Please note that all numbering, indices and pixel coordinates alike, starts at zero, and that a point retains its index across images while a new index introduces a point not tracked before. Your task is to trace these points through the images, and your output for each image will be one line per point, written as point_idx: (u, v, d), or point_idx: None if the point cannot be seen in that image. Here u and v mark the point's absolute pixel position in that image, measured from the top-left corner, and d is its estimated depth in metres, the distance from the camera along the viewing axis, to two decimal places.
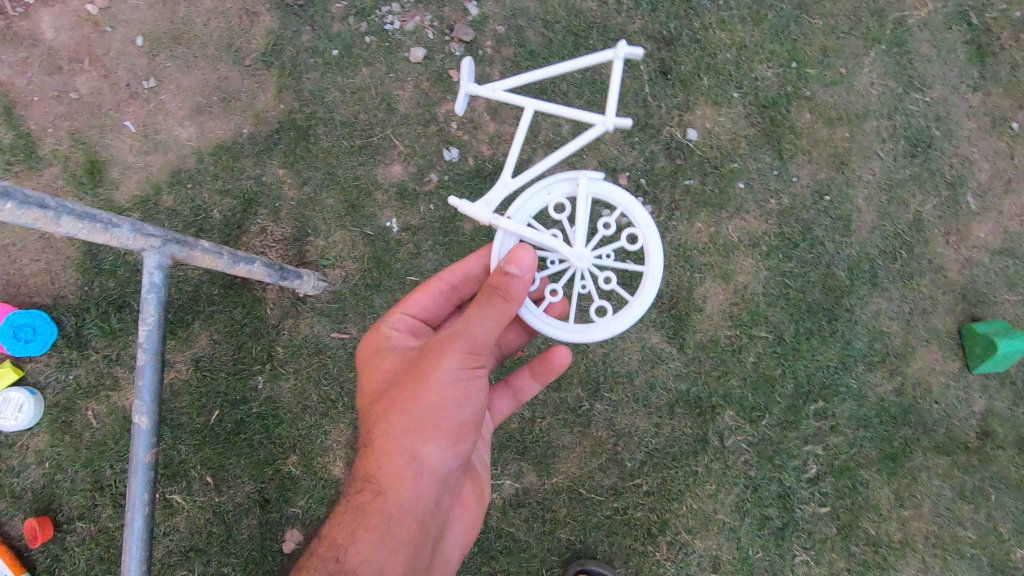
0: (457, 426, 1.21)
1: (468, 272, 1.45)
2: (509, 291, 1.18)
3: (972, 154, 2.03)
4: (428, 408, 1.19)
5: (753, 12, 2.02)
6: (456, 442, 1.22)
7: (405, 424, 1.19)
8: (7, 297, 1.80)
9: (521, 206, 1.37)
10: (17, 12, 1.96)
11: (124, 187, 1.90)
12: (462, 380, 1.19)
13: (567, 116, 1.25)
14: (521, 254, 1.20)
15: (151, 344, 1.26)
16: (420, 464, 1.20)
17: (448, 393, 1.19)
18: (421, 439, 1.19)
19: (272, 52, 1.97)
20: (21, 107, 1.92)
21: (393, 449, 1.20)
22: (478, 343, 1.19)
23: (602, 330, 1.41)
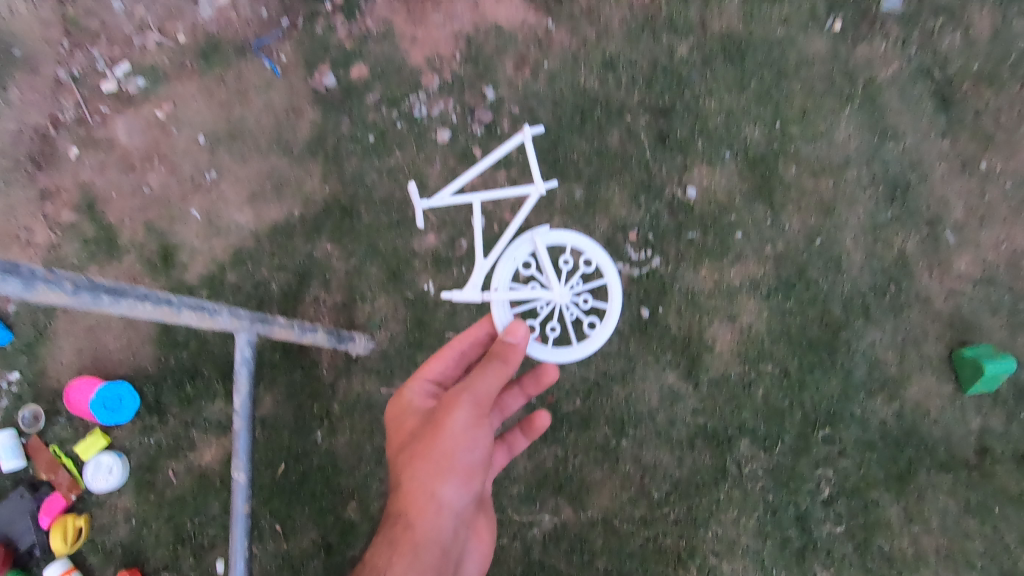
0: (469, 467, 1.43)
1: (476, 339, 1.71)
2: (507, 355, 1.47)
3: (947, 195, 2.24)
4: (445, 452, 1.41)
5: (738, 81, 2.27)
6: (468, 481, 1.43)
7: (428, 468, 1.40)
8: (93, 371, 2.03)
9: (501, 279, 2.06)
10: (96, 120, 2.26)
11: (193, 268, 2.18)
12: (472, 427, 1.43)
13: (503, 198, 2.15)
14: (517, 327, 1.52)
15: (245, 411, 1.57)
16: (439, 502, 1.40)
17: (462, 438, 1.42)
18: (440, 479, 1.40)
19: (318, 142, 2.25)
20: (101, 203, 2.21)
21: (417, 488, 1.40)
22: (483, 397, 1.45)
23: (599, 337, 2.06)
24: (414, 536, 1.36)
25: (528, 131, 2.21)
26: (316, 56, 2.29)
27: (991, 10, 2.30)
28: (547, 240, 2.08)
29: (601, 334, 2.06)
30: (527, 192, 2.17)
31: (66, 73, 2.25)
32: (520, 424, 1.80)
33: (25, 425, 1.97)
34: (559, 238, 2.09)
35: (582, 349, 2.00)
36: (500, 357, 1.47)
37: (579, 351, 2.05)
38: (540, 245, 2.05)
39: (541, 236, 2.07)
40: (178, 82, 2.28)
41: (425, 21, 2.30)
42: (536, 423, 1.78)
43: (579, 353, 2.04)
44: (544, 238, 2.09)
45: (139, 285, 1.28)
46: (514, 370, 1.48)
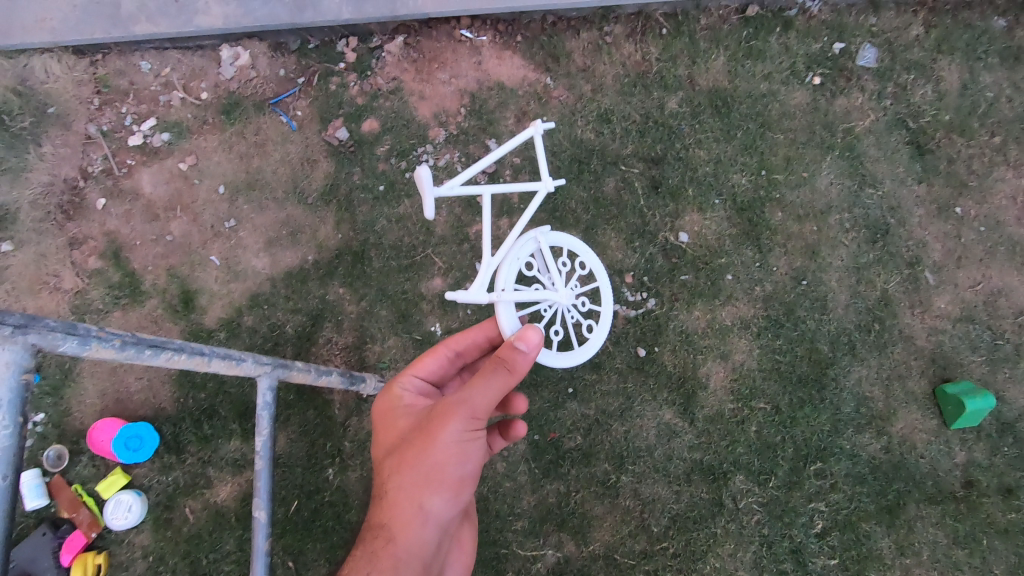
0: (458, 481, 1.41)
1: (472, 341, 1.69)
2: (513, 365, 1.38)
3: (925, 237, 2.32)
4: (435, 465, 1.39)
5: (725, 132, 2.35)
6: (456, 494, 1.42)
7: (414, 479, 1.39)
8: (115, 412, 2.13)
9: (505, 277, 1.70)
10: (122, 172, 2.40)
11: (212, 312, 2.32)
12: (464, 442, 1.39)
13: (518, 190, 1.70)
14: (530, 333, 1.41)
15: (266, 452, 1.68)
16: (425, 515, 1.40)
17: (453, 452, 1.39)
18: (428, 492, 1.39)
19: (330, 191, 2.36)
20: (127, 251, 2.36)
21: (402, 500, 1.39)
22: (478, 410, 1.37)
23: (597, 341, 1.93)
24: (396, 547, 1.38)
25: (539, 124, 1.80)
26: (330, 111, 2.40)
27: (960, 65, 2.36)
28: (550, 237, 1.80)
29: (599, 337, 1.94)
30: (537, 187, 1.77)
31: (95, 128, 2.39)
32: (499, 425, 1.69)
33: (50, 465, 2.06)
34: (562, 240, 1.84)
35: (585, 353, 1.86)
36: (502, 367, 1.38)
37: (580, 355, 1.90)
38: (545, 245, 1.76)
39: (545, 235, 1.78)
40: (201, 136, 2.40)
41: (431, 78, 2.40)
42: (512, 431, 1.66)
43: (580, 357, 1.90)
44: (547, 237, 1.79)
45: (174, 338, 1.47)
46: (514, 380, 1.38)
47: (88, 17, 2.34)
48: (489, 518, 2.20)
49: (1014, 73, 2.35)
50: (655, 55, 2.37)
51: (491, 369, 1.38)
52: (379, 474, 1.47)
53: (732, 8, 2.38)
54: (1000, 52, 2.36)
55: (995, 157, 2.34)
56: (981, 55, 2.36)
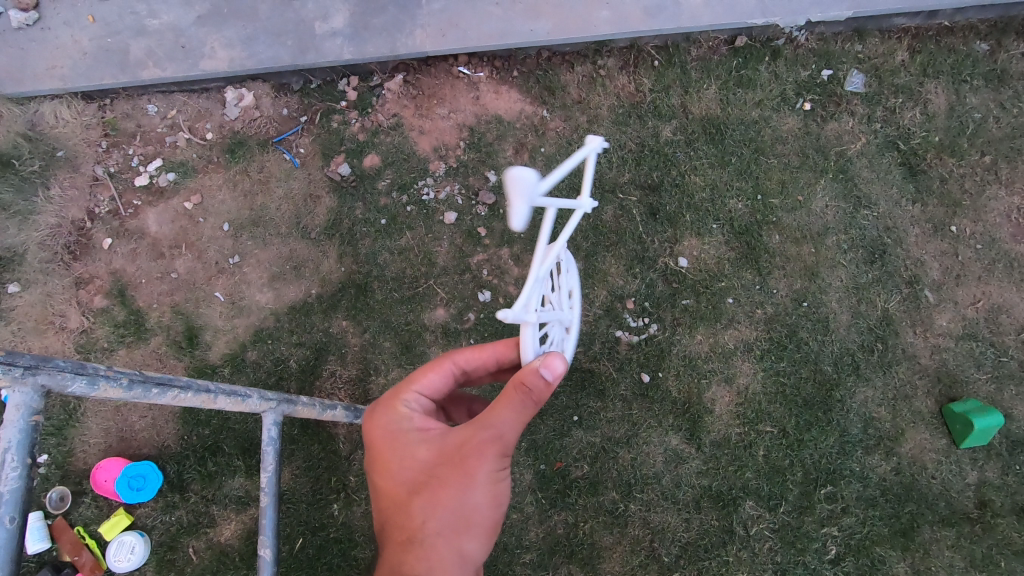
0: (493, 518, 1.43)
1: (479, 357, 1.56)
2: (541, 395, 1.33)
3: (923, 256, 2.34)
4: (473, 506, 1.39)
5: (719, 158, 2.39)
6: (491, 530, 1.44)
7: (452, 524, 1.38)
8: (118, 451, 2.12)
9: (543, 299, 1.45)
10: (128, 213, 2.44)
11: (216, 347, 2.34)
12: (498, 478, 1.40)
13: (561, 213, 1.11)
14: (555, 360, 1.31)
15: (271, 488, 1.67)
16: (462, 558, 1.40)
17: (488, 491, 1.39)
18: (466, 535, 1.40)
19: (333, 226, 2.40)
20: (132, 288, 2.38)
21: (441, 545, 1.39)
22: (509, 444, 1.38)
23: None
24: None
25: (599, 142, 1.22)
26: (333, 148, 2.45)
27: (946, 87, 2.42)
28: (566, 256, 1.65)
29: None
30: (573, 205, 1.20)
31: (102, 170, 2.44)
32: None
33: (53, 506, 2.05)
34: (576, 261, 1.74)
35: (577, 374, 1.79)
36: (527, 398, 1.34)
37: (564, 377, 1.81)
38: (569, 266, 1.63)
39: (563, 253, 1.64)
40: (206, 175, 2.45)
41: (430, 114, 2.46)
42: None
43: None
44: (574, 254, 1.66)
45: (180, 377, 1.49)
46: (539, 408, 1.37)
47: (97, 64, 2.41)
48: (497, 551, 2.18)
49: (1000, 94, 2.41)
50: (648, 86, 2.44)
51: (516, 400, 1.34)
52: (403, 516, 1.42)
53: (721, 39, 2.45)
54: (984, 74, 2.42)
55: (986, 175, 2.38)
56: (966, 77, 2.42)
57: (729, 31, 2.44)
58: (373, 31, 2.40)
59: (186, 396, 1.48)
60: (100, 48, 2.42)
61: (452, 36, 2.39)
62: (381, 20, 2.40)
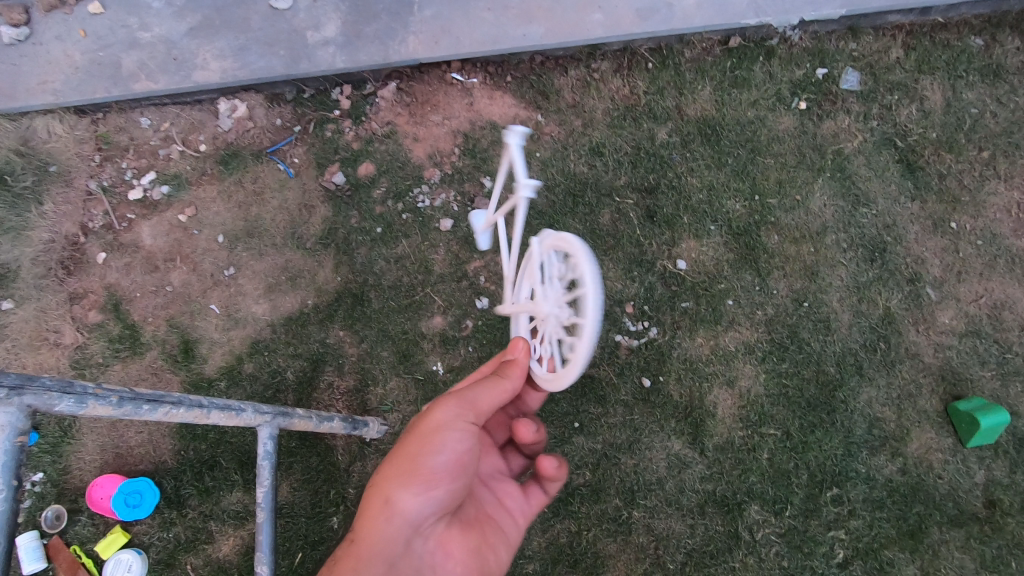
0: (438, 470, 1.33)
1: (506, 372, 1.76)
2: (502, 373, 1.54)
3: (923, 253, 2.32)
4: (411, 451, 1.36)
5: (716, 159, 2.37)
6: (429, 488, 1.32)
7: (392, 466, 1.35)
8: (114, 467, 2.10)
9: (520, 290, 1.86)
10: (122, 226, 2.42)
11: (212, 360, 2.32)
12: (441, 426, 1.37)
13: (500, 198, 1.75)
14: (516, 342, 1.64)
15: (267, 503, 1.65)
16: (393, 506, 1.31)
17: (433, 436, 1.36)
18: (400, 481, 1.32)
19: (328, 235, 2.38)
20: (127, 302, 2.37)
21: (379, 489, 1.35)
22: (462, 401, 1.43)
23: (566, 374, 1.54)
24: (363, 537, 1.31)
25: (516, 132, 1.56)
26: (327, 157, 2.43)
27: (942, 83, 2.40)
28: (545, 243, 1.64)
29: (572, 367, 1.51)
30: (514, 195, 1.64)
31: (96, 184, 2.43)
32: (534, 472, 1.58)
33: (48, 526, 2.02)
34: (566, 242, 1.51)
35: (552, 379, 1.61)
36: (499, 378, 1.54)
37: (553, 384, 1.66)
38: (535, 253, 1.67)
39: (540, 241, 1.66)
40: (199, 187, 2.44)
41: (424, 121, 2.45)
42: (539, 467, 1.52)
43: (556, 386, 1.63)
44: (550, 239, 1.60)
45: (172, 392, 1.47)
46: (505, 385, 1.52)
47: (89, 78, 2.40)
48: None
49: (996, 89, 2.40)
50: (643, 88, 2.43)
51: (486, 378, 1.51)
52: None
53: (715, 40, 2.44)
54: (980, 69, 2.41)
55: (985, 171, 2.36)
56: (962, 73, 2.40)
57: (722, 32, 2.43)
58: (365, 39, 2.39)
59: (179, 412, 1.45)
60: (92, 61, 2.40)
61: (444, 42, 2.38)
62: (373, 28, 2.39)
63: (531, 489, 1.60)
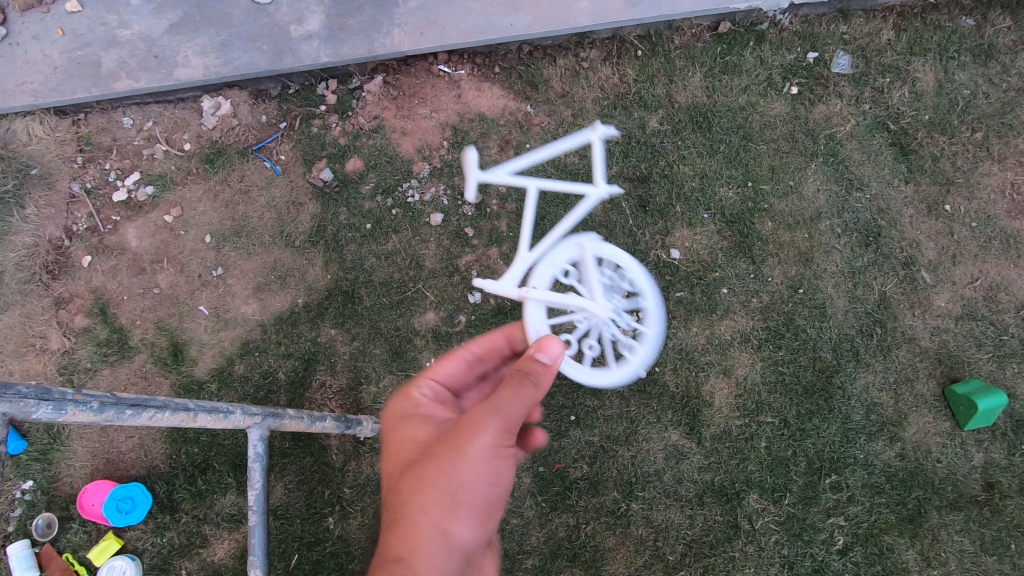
0: (492, 502, 1.27)
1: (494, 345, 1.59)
2: (541, 375, 1.32)
3: (918, 236, 2.30)
4: (462, 483, 1.24)
5: (708, 146, 2.34)
6: (484, 519, 1.27)
7: (438, 499, 1.24)
8: (105, 473, 2.08)
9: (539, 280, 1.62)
10: (107, 228, 2.38)
11: (203, 362, 2.29)
12: (495, 456, 1.25)
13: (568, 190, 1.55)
14: (550, 343, 1.37)
15: (259, 506, 1.63)
16: (452, 541, 1.24)
17: (491, 467, 1.25)
18: (453, 515, 1.24)
19: (317, 233, 2.35)
20: (114, 306, 2.33)
21: (424, 523, 1.24)
22: (511, 421, 1.27)
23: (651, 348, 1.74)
24: None
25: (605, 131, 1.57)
26: (313, 153, 2.39)
27: (934, 65, 2.38)
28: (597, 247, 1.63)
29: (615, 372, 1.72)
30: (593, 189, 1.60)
31: (79, 187, 2.39)
32: None
33: (39, 534, 2.01)
34: (612, 252, 1.64)
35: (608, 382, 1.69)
36: (527, 378, 1.30)
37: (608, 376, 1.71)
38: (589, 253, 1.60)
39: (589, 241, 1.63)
40: (185, 187, 2.40)
41: (412, 114, 2.41)
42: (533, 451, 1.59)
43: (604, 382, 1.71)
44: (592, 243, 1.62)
45: (158, 397, 1.45)
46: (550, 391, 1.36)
47: (68, 78, 2.35)
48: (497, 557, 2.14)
49: (988, 69, 2.37)
50: (632, 76, 2.39)
51: (518, 379, 1.30)
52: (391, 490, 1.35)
53: (705, 26, 2.41)
54: (972, 50, 2.38)
55: (978, 152, 2.34)
56: (953, 54, 2.38)
57: (711, 17, 2.40)
58: (349, 31, 2.34)
59: (164, 416, 1.44)
60: (71, 61, 2.35)
61: (430, 34, 2.35)
62: (357, 20, 2.35)
63: None
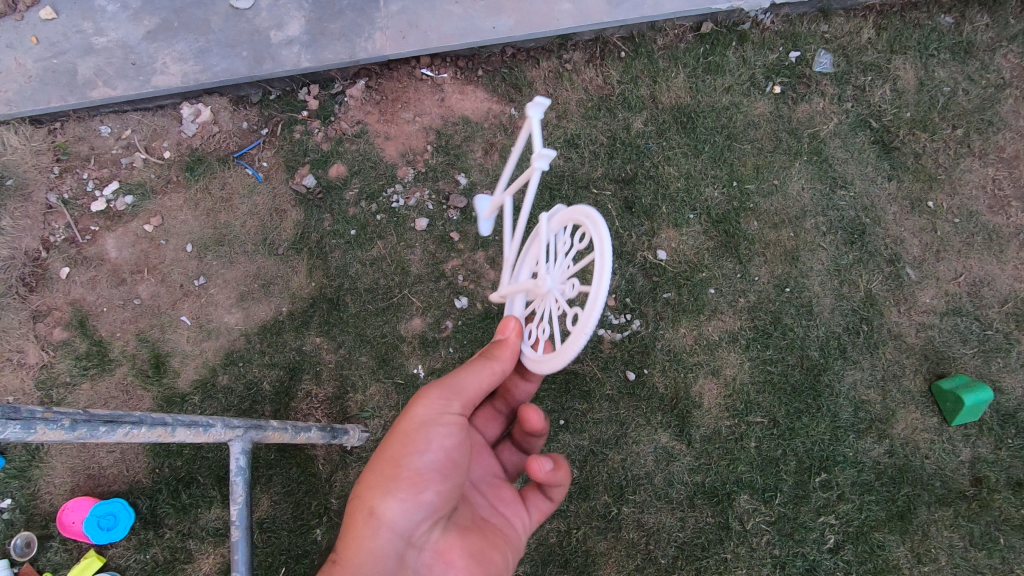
0: (421, 471, 1.25)
1: None
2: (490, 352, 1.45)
3: (902, 233, 2.31)
4: (393, 456, 1.27)
5: (692, 147, 2.34)
6: (416, 492, 1.24)
7: (373, 475, 1.27)
8: (86, 490, 2.04)
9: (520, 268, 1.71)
10: (85, 239, 2.34)
11: (185, 374, 2.25)
12: (429, 423, 1.30)
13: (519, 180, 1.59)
14: (506, 322, 1.54)
15: (242, 521, 1.60)
16: (380, 519, 1.23)
17: (416, 434, 1.28)
18: (382, 490, 1.24)
19: (301, 239, 2.32)
20: (93, 318, 2.29)
21: (358, 502, 1.26)
22: (448, 393, 1.35)
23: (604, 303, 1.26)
24: (349, 545, 1.24)
25: (536, 102, 1.46)
26: (296, 159, 2.37)
27: (913, 62, 2.40)
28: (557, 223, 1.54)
29: (577, 335, 1.30)
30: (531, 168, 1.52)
31: (55, 197, 2.34)
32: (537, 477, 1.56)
33: (18, 554, 1.96)
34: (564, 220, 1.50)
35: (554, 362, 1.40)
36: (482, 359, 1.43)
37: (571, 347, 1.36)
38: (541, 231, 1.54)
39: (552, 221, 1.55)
40: (165, 196, 2.36)
41: (396, 119, 2.39)
42: (530, 423, 1.50)
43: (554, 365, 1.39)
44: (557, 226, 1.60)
45: (132, 412, 1.43)
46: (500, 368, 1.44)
47: (43, 87, 2.30)
48: None
49: (966, 66, 2.39)
50: (616, 78, 2.39)
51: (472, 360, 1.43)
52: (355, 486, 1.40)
53: (687, 27, 2.41)
54: (951, 47, 2.40)
55: (960, 148, 2.36)
56: (933, 51, 2.40)
57: (694, 18, 2.40)
58: (330, 36, 2.32)
59: (141, 431, 1.42)
60: (46, 69, 2.31)
61: (413, 37, 2.33)
62: (338, 25, 2.33)
63: (530, 495, 1.55)
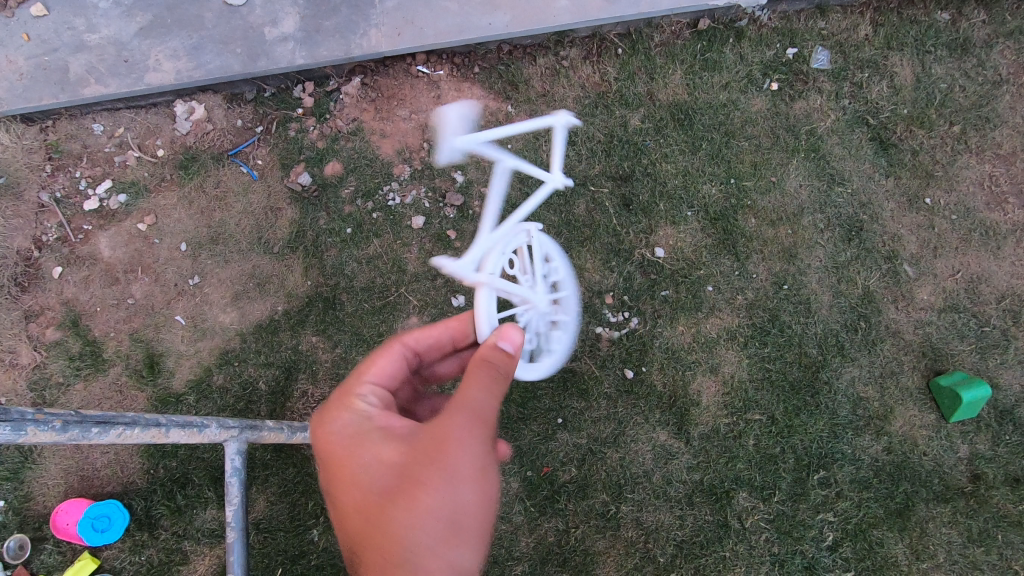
0: (480, 515, 1.17)
1: (435, 339, 1.53)
2: (508, 367, 1.29)
3: (899, 230, 2.31)
4: (457, 509, 1.14)
5: (690, 144, 2.33)
6: (480, 536, 1.19)
7: (438, 531, 1.13)
8: (80, 491, 2.02)
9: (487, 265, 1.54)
10: (78, 238, 2.31)
11: (180, 374, 2.24)
12: (483, 466, 1.18)
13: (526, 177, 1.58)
14: (511, 331, 1.35)
15: (238, 522, 1.58)
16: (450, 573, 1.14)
17: (473, 480, 1.16)
18: (454, 545, 1.14)
19: (296, 238, 2.30)
20: (86, 318, 2.26)
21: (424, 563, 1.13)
22: (488, 422, 1.21)
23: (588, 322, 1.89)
24: None
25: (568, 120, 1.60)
26: (291, 157, 2.35)
27: (910, 59, 2.39)
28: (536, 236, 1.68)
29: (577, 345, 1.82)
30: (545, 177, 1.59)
31: (48, 196, 2.31)
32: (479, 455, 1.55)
33: (11, 556, 1.94)
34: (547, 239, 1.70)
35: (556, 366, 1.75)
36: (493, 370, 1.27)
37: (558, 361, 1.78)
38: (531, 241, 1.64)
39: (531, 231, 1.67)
40: (159, 194, 2.34)
41: (392, 116, 2.37)
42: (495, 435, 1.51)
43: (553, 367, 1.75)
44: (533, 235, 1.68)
45: (126, 413, 1.42)
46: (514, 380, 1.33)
47: (34, 84, 2.28)
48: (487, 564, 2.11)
49: (963, 63, 2.39)
50: (613, 75, 2.38)
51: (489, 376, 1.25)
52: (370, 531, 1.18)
53: (684, 23, 2.40)
54: (947, 44, 2.39)
55: (957, 145, 2.36)
56: (929, 48, 2.39)
57: (691, 14, 2.39)
58: (325, 33, 2.30)
59: (134, 433, 1.41)
60: (37, 66, 2.28)
61: (408, 34, 2.31)
62: (333, 22, 2.31)
63: None
